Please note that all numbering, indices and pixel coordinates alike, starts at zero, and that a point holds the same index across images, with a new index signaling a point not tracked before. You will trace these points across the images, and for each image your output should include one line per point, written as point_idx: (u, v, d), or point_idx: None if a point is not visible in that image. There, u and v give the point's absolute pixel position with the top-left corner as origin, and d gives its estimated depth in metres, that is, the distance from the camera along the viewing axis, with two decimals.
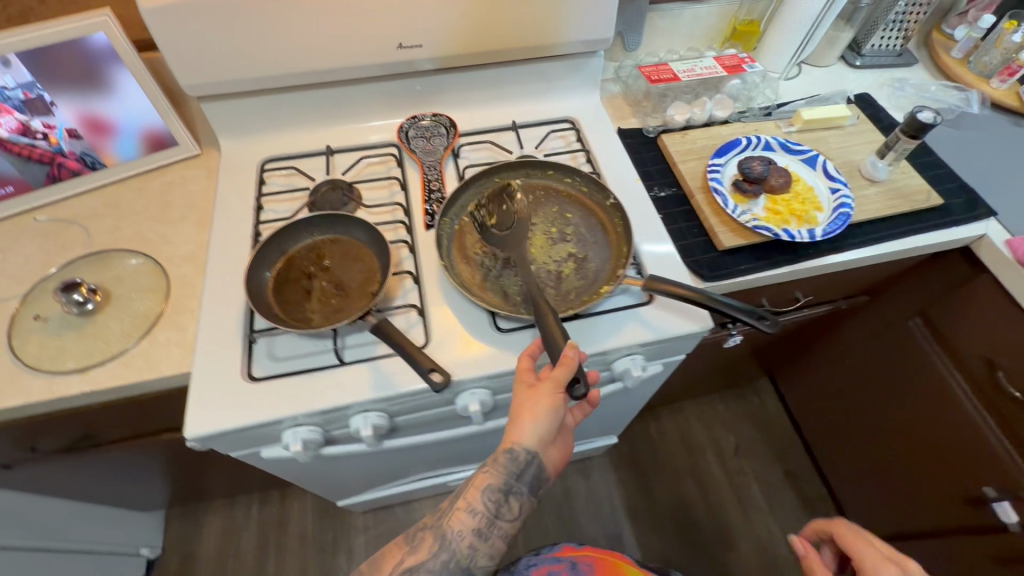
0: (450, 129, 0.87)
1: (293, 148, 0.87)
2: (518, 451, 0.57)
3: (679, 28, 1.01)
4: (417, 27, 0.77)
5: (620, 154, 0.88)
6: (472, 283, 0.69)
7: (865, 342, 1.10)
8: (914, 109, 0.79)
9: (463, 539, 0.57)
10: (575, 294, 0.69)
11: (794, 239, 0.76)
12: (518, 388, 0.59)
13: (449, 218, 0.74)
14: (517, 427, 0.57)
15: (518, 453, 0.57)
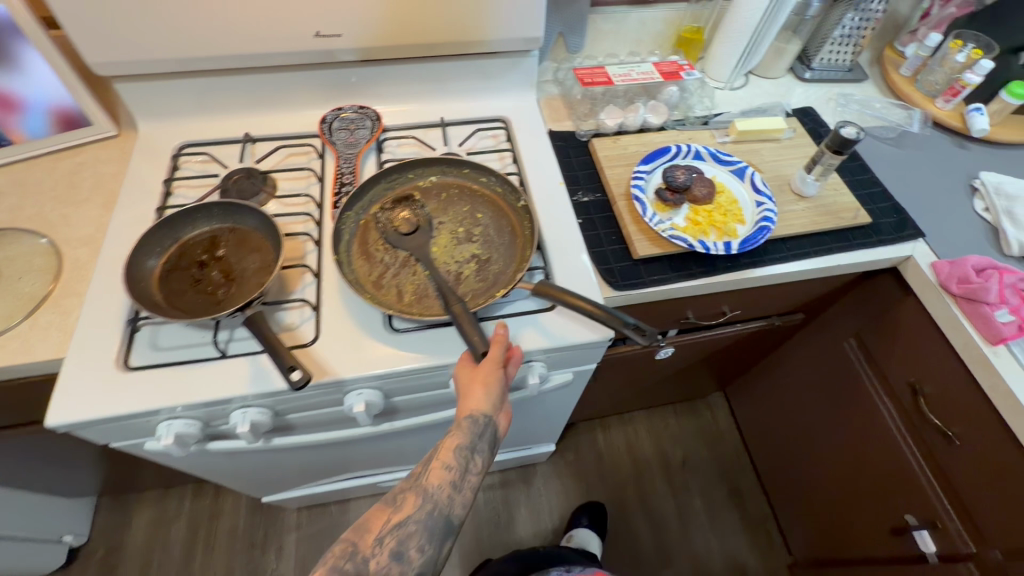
0: (374, 123, 0.85)
1: (212, 135, 0.85)
2: (479, 416, 0.55)
3: (624, 33, 1.00)
4: (336, 17, 0.75)
5: (549, 156, 0.86)
6: (367, 280, 0.67)
7: (806, 361, 1.07)
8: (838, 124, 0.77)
9: (444, 493, 0.52)
10: (472, 296, 0.67)
11: (709, 250, 0.75)
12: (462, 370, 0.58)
13: (353, 212, 0.72)
14: (472, 396, 0.56)
15: (479, 418, 0.55)
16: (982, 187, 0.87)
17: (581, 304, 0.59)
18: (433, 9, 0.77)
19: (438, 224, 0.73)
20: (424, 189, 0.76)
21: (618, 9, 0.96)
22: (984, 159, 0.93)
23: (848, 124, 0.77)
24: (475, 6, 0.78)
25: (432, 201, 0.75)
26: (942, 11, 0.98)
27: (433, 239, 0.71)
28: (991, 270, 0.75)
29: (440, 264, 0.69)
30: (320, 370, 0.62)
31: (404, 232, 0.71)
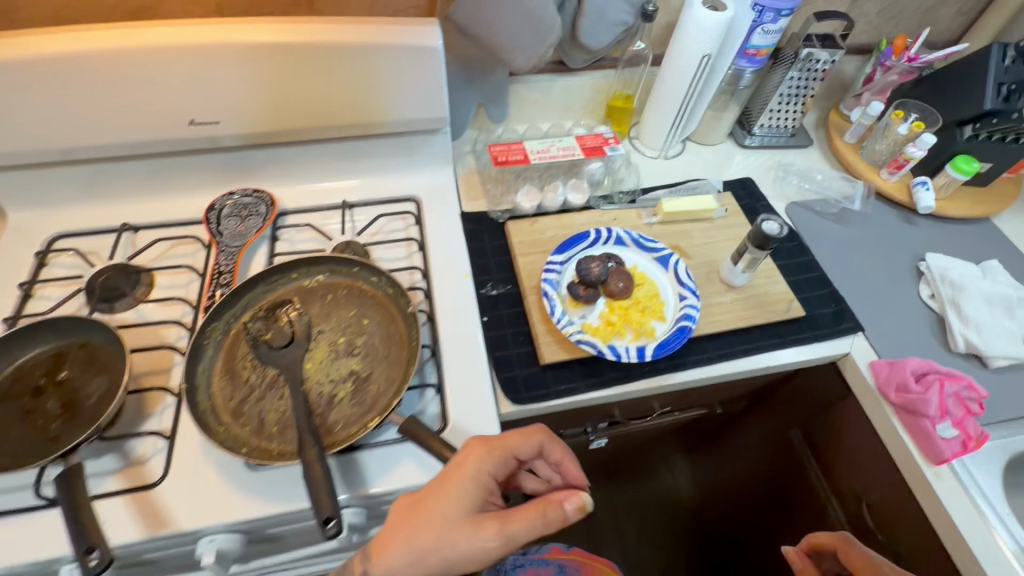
0: (269, 209, 0.79)
1: (90, 223, 0.78)
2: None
3: (550, 101, 0.94)
4: (211, 103, 0.69)
5: (458, 242, 0.79)
6: (224, 407, 0.59)
7: (752, 451, 0.98)
8: (761, 218, 0.71)
9: None
10: (342, 424, 0.59)
11: (620, 357, 0.68)
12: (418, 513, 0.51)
13: (223, 322, 0.65)
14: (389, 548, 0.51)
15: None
16: (927, 271, 0.81)
17: (445, 454, 0.53)
18: (322, 93, 0.71)
19: (318, 334, 0.65)
20: (309, 290, 0.69)
21: (541, 78, 0.91)
22: (931, 236, 0.87)
23: (771, 218, 0.70)
24: (369, 89, 0.72)
25: (315, 305, 0.68)
26: (885, 77, 0.93)
27: (309, 353, 0.64)
28: (931, 377, 0.68)
29: (312, 383, 0.62)
30: (159, 520, 0.55)
31: (275, 346, 0.63)
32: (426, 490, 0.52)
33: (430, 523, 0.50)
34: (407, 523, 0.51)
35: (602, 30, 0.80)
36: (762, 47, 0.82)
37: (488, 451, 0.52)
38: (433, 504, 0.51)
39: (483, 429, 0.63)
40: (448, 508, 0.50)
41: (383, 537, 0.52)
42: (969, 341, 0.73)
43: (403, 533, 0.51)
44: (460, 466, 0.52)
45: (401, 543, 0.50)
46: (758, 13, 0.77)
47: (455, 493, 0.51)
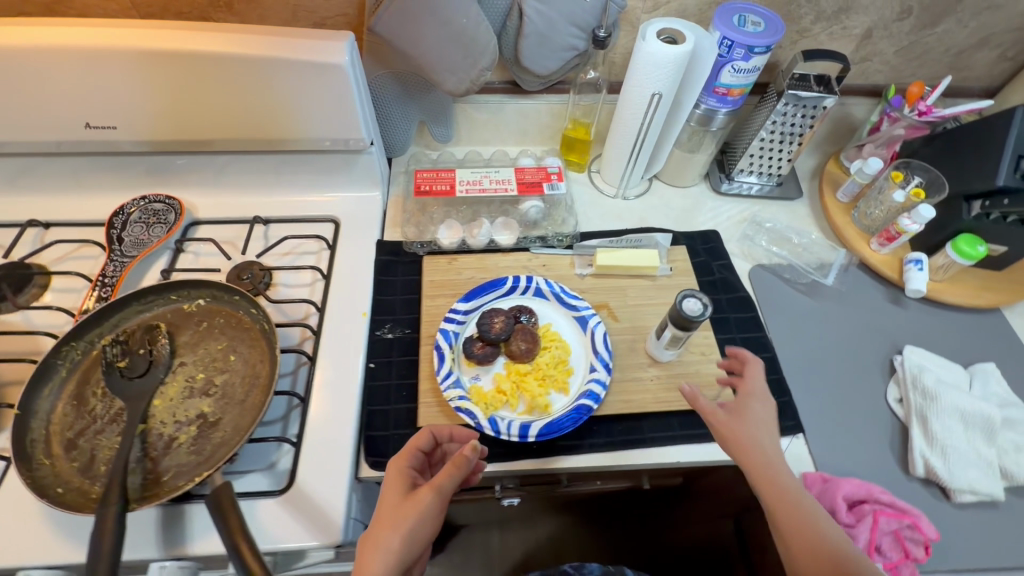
0: (176, 218, 0.75)
1: (5, 215, 0.77)
2: None
3: (503, 123, 0.86)
4: (104, 109, 0.65)
5: (364, 274, 0.73)
6: (59, 437, 0.56)
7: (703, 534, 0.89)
8: (682, 295, 0.60)
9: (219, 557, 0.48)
10: (172, 474, 0.55)
11: (500, 434, 0.60)
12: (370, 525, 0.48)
13: (85, 342, 0.62)
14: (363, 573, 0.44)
15: None
16: (900, 369, 0.68)
17: (233, 537, 0.46)
18: (221, 105, 0.66)
19: (178, 366, 0.61)
20: (186, 315, 0.65)
21: (491, 99, 0.83)
22: (919, 325, 0.73)
23: (692, 295, 0.60)
24: (274, 106, 0.66)
25: (187, 333, 0.64)
26: (890, 130, 0.79)
27: (161, 387, 0.60)
28: (866, 508, 0.57)
29: (154, 422, 0.57)
30: None
31: (127, 375, 0.59)
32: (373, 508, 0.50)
33: (378, 523, 0.48)
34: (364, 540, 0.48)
35: (547, 55, 0.72)
36: (735, 86, 0.71)
37: (400, 457, 0.53)
38: (380, 510, 0.49)
39: (328, 497, 0.57)
40: (388, 506, 0.49)
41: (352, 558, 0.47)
42: (930, 466, 0.61)
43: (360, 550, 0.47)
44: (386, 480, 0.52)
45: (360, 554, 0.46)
46: (726, 48, 0.66)
47: (388, 493, 0.50)
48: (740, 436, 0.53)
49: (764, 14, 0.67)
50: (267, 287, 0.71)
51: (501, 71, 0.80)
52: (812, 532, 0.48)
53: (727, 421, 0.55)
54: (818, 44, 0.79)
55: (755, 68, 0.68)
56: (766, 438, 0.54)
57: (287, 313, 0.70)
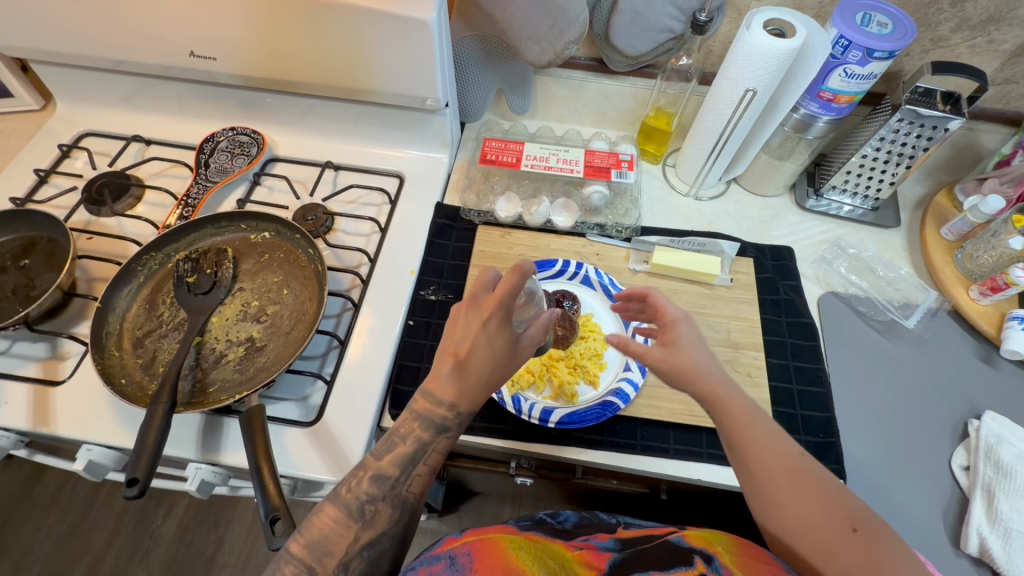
0: (258, 152, 0.79)
1: (116, 128, 0.85)
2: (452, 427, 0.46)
3: (582, 101, 0.84)
4: (206, 41, 0.69)
5: (419, 234, 0.75)
6: (129, 335, 0.62)
7: None
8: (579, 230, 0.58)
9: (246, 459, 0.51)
10: (217, 387, 0.59)
11: (521, 413, 0.60)
12: (460, 366, 0.44)
13: (162, 254, 0.68)
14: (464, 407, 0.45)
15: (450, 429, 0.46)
16: (973, 436, 0.61)
17: (258, 459, 0.50)
18: (310, 49, 0.68)
19: (237, 291, 0.66)
20: (251, 244, 0.70)
21: (573, 75, 0.80)
22: (1010, 391, 0.65)
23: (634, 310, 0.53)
24: (358, 56, 0.68)
25: (249, 261, 0.68)
26: None
27: (220, 306, 0.64)
28: None
29: (209, 338, 0.62)
30: (44, 418, 0.60)
31: (192, 291, 0.64)
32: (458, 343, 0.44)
33: (488, 368, 0.44)
34: (464, 376, 0.44)
35: (639, 34, 0.68)
36: (843, 92, 0.64)
37: (494, 318, 0.43)
38: (485, 355, 0.44)
39: (349, 438, 0.59)
40: (496, 355, 0.44)
41: (442, 385, 0.44)
42: (986, 546, 0.55)
43: (469, 385, 0.44)
44: (484, 324, 0.43)
45: (471, 388, 0.44)
46: (841, 48, 0.60)
47: (494, 342, 0.44)
48: (679, 364, 0.49)
49: (893, 14, 0.60)
50: (327, 231, 0.74)
51: (589, 46, 0.77)
52: (778, 453, 0.43)
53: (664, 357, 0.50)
54: (955, 57, 0.69)
55: (870, 75, 0.61)
56: (706, 359, 0.49)
57: (342, 258, 0.72)
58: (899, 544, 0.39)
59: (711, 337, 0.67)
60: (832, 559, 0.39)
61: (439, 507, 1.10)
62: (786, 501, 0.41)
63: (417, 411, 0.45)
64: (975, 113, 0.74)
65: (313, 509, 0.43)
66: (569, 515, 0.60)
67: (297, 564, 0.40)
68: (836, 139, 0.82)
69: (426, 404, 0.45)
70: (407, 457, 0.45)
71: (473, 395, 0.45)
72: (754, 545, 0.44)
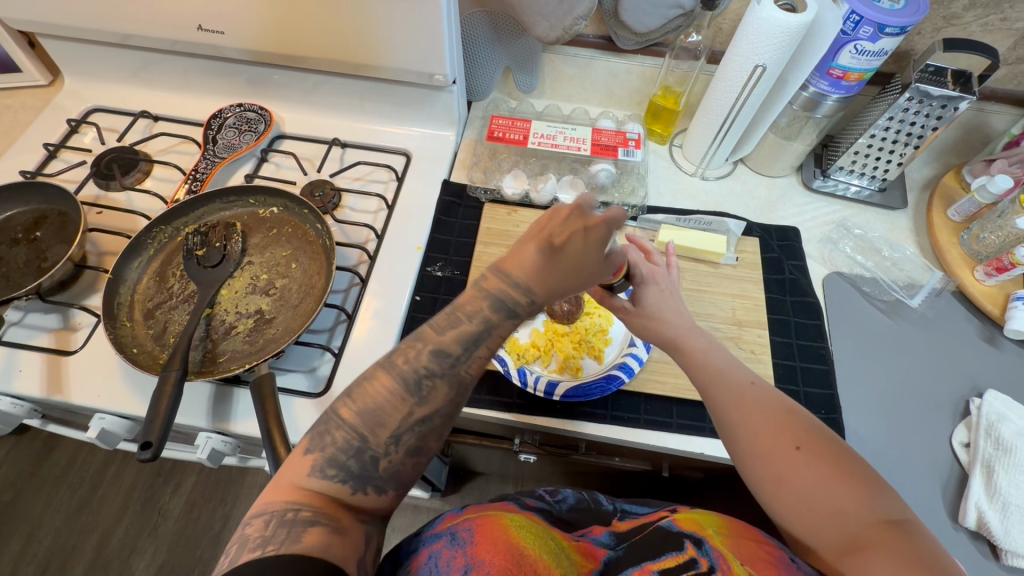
0: (265, 128, 0.80)
1: (123, 103, 0.85)
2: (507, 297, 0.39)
3: (589, 80, 0.83)
4: (214, 15, 0.69)
5: (425, 212, 0.75)
6: (139, 307, 0.63)
7: None
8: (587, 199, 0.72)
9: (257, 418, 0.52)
10: (227, 357, 0.60)
11: (526, 386, 0.61)
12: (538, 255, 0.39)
13: (171, 227, 0.68)
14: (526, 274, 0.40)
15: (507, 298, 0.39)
16: (974, 413, 0.61)
17: (268, 424, 0.50)
18: (319, 24, 0.68)
19: (246, 264, 0.67)
20: (259, 219, 0.70)
21: (581, 53, 0.80)
22: (1014, 371, 0.65)
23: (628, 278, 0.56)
24: (367, 32, 0.68)
25: (258, 235, 0.69)
26: None
27: (229, 280, 0.65)
28: None
29: (218, 311, 0.63)
30: (58, 386, 0.61)
31: (202, 264, 0.65)
32: (553, 229, 0.39)
33: (577, 263, 0.39)
34: (552, 262, 0.39)
35: (648, 11, 0.68)
36: (853, 70, 0.64)
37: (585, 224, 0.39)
38: (580, 247, 0.39)
39: None
40: (590, 255, 0.39)
41: (526, 262, 0.39)
42: (984, 520, 0.55)
43: (550, 276, 0.39)
44: (585, 228, 0.39)
45: (551, 279, 0.39)
46: (852, 24, 0.60)
47: (593, 243, 0.39)
48: (648, 317, 0.55)
49: None
50: (335, 208, 0.74)
51: (597, 24, 0.77)
52: (732, 390, 0.49)
53: (633, 315, 0.56)
54: (966, 36, 0.69)
55: (881, 52, 0.61)
56: (674, 316, 0.55)
57: (349, 234, 0.73)
58: (834, 454, 0.42)
59: (715, 314, 0.67)
60: (781, 477, 0.43)
61: (443, 486, 1.11)
62: (739, 427, 0.46)
63: (486, 289, 0.39)
64: (985, 94, 0.74)
65: (366, 377, 0.39)
66: (567, 495, 0.58)
67: (349, 431, 0.38)
68: (845, 120, 0.81)
69: (502, 283, 0.39)
70: (470, 337, 0.39)
71: (554, 285, 0.40)
72: (740, 531, 0.46)
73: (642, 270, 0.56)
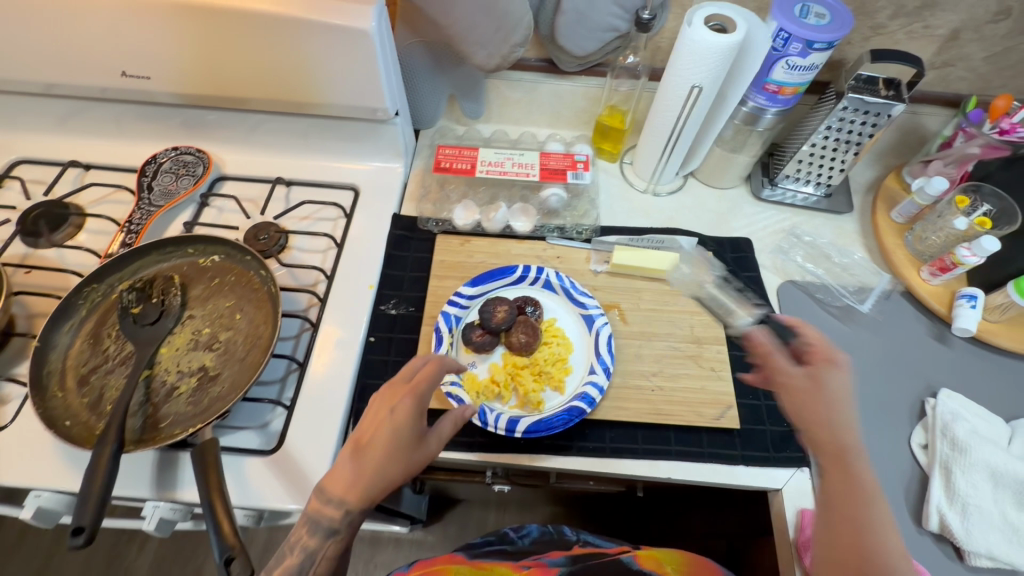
0: (204, 172, 0.77)
1: (51, 153, 0.81)
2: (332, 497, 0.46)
3: (536, 103, 0.83)
4: (138, 59, 0.66)
5: (376, 247, 0.73)
6: (71, 374, 0.59)
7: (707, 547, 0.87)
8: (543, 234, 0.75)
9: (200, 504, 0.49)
10: (169, 422, 0.57)
11: (486, 425, 0.59)
12: (350, 452, 0.47)
13: (105, 285, 0.65)
14: (343, 464, 0.47)
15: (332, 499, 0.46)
16: (929, 414, 0.62)
17: (210, 497, 0.47)
18: (249, 65, 0.66)
19: (187, 319, 0.64)
20: (200, 269, 0.67)
21: (524, 77, 0.80)
22: (963, 367, 0.67)
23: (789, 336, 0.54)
24: (301, 70, 0.66)
25: (198, 287, 0.66)
26: (963, 147, 0.70)
27: (169, 336, 0.62)
28: None
29: (158, 371, 0.60)
30: None
31: (139, 323, 0.62)
32: (359, 432, 0.48)
33: (384, 454, 0.46)
34: (360, 465, 0.46)
35: (585, 34, 0.68)
36: (788, 84, 0.64)
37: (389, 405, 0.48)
38: (380, 440, 0.46)
39: (311, 462, 0.57)
40: (396, 441, 0.47)
41: (338, 479, 0.46)
42: (945, 521, 0.56)
43: (365, 478, 0.46)
44: (392, 407, 0.48)
45: (366, 480, 0.46)
46: (782, 41, 0.60)
47: (396, 429, 0.47)
48: (828, 398, 0.48)
49: (830, 5, 0.61)
50: (281, 250, 0.72)
51: (538, 48, 0.77)
52: (854, 495, 0.45)
53: (806, 385, 0.50)
54: (893, 43, 0.71)
55: (812, 66, 0.62)
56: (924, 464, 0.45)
57: (298, 277, 0.70)
58: None
59: (674, 334, 0.67)
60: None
61: (421, 519, 1.09)
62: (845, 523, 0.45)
63: (308, 513, 0.47)
64: (916, 97, 0.76)
65: None
66: (530, 530, 0.68)
67: None
68: (787, 128, 0.83)
69: (320, 503, 0.46)
70: (294, 568, 0.46)
71: (368, 484, 0.46)
72: (696, 566, 0.60)
73: (828, 356, 0.50)
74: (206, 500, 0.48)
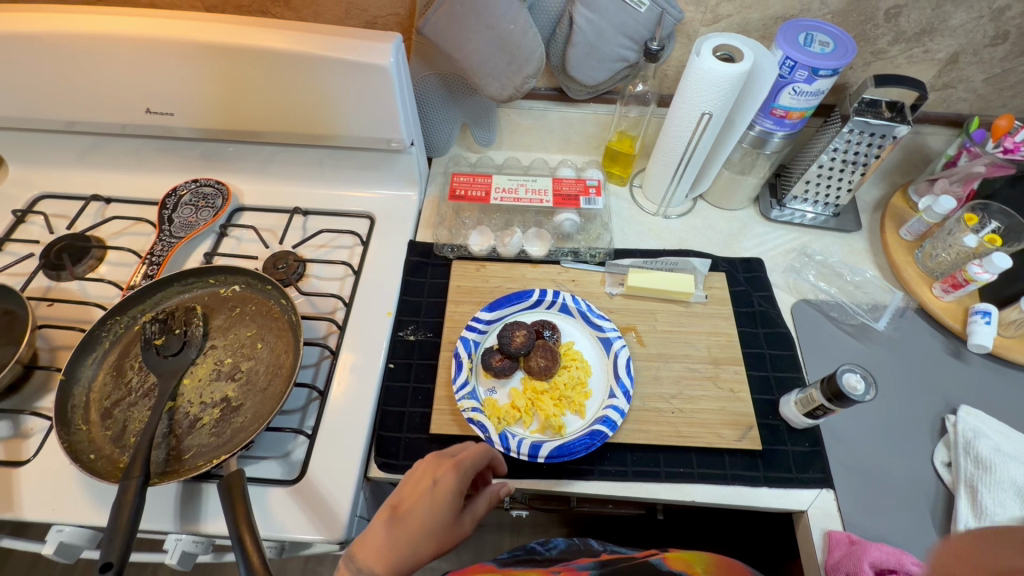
0: (223, 204, 0.78)
1: (73, 188, 0.82)
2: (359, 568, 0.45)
3: (547, 129, 0.85)
4: (162, 97, 0.68)
5: (394, 274, 0.74)
6: (95, 406, 0.60)
7: None
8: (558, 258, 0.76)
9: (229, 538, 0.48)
10: (193, 453, 0.57)
11: (508, 451, 0.59)
12: (387, 519, 0.48)
13: (127, 317, 0.66)
14: (376, 531, 0.47)
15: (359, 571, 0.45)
16: (951, 432, 0.62)
17: (239, 529, 0.47)
18: (272, 101, 0.68)
19: (209, 349, 0.64)
20: (221, 299, 0.68)
21: (535, 106, 0.82)
22: (981, 383, 0.67)
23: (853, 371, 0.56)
24: (320, 104, 0.68)
25: (220, 317, 0.67)
26: (969, 166, 0.71)
27: (191, 367, 0.62)
28: None
29: (180, 403, 0.60)
30: (8, 502, 0.56)
31: (161, 354, 0.62)
32: (399, 499, 0.49)
33: (420, 529, 0.47)
34: (394, 535, 0.46)
35: (595, 65, 0.71)
36: (794, 109, 0.66)
37: (434, 477, 0.49)
38: (418, 512, 0.47)
39: (334, 491, 0.57)
40: (433, 516, 0.47)
41: (369, 546, 0.46)
42: None
43: (398, 548, 0.46)
44: (435, 480, 0.49)
45: (397, 551, 0.46)
46: (788, 69, 0.62)
47: (437, 502, 0.48)
48: None
49: (834, 33, 0.63)
50: (299, 278, 0.73)
51: (548, 78, 0.79)
52: None
53: None
54: (894, 67, 0.73)
55: (818, 91, 0.64)
56: None
57: (316, 305, 0.71)
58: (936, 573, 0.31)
59: (692, 355, 0.67)
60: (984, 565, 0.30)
61: None
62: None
63: None
64: (919, 118, 0.78)
65: None
66: (557, 541, 0.67)
67: None
68: (794, 150, 0.85)
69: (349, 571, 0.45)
70: None
71: (399, 557, 0.45)
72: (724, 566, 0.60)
73: None
74: (235, 534, 0.47)
